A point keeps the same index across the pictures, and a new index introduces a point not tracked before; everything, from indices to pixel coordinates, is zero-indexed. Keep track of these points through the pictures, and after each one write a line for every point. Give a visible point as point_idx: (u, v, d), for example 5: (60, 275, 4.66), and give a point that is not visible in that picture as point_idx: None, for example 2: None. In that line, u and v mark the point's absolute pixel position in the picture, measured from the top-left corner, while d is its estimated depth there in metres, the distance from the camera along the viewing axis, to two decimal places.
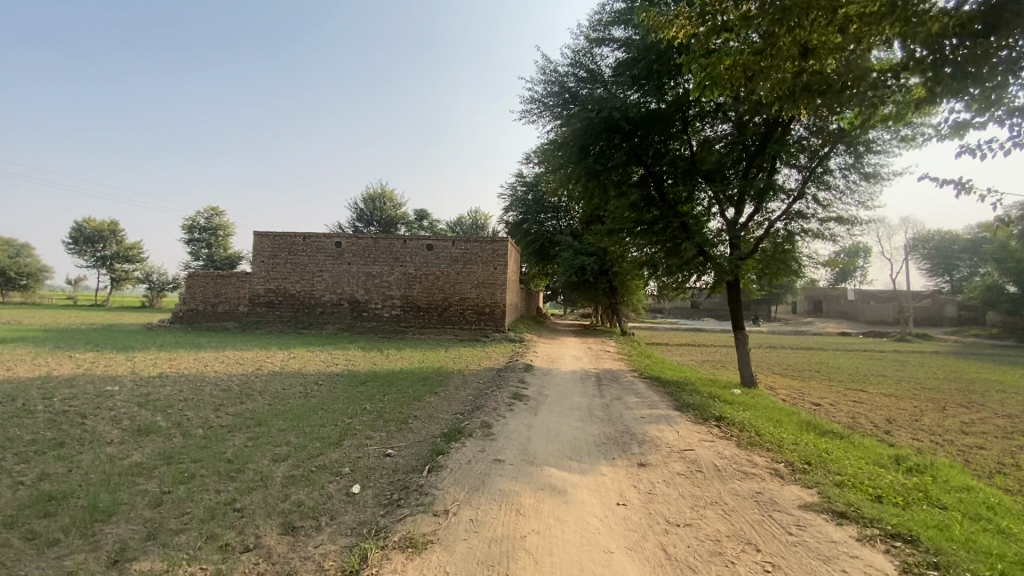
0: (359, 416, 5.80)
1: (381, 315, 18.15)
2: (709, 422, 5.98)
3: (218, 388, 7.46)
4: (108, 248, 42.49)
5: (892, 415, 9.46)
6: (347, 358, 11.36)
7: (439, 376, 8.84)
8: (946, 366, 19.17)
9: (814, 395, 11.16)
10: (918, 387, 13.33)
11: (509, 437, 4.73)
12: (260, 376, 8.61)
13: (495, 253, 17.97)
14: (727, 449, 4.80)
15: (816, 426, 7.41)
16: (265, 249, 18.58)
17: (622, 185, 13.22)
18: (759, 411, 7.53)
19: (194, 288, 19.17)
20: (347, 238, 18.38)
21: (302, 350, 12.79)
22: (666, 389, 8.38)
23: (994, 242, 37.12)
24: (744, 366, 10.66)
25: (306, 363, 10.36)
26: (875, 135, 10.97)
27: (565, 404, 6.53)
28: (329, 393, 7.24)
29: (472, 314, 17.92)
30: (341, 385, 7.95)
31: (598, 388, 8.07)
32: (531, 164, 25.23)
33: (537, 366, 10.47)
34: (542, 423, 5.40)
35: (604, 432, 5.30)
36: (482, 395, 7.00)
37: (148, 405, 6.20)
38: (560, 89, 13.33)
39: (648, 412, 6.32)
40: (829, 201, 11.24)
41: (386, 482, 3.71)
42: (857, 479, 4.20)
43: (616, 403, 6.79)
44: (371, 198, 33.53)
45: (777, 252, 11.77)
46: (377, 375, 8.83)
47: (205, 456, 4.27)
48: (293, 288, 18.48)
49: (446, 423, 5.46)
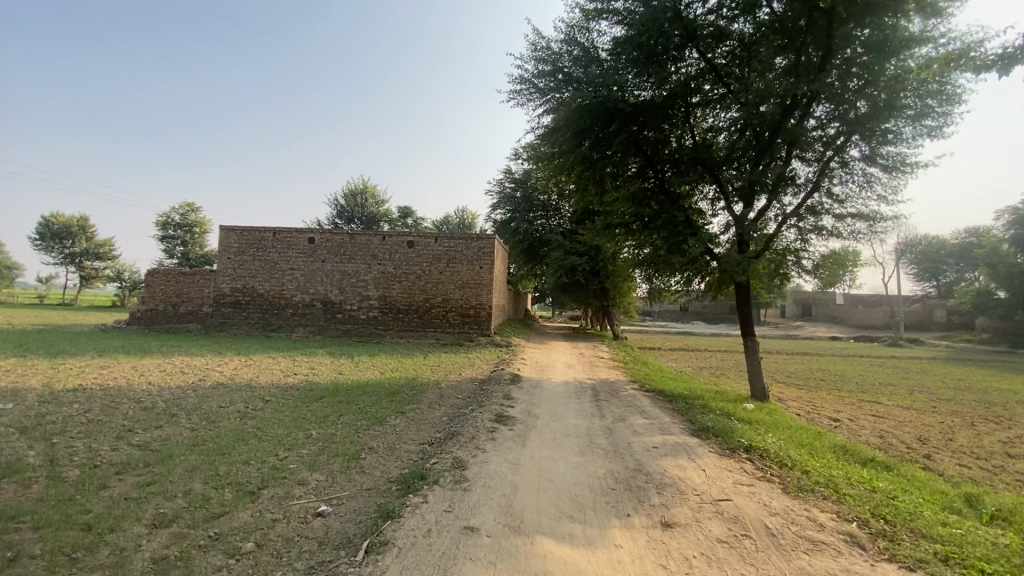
0: (298, 449, 4.54)
1: (358, 317, 16.83)
2: (738, 453, 4.84)
3: (138, 405, 6.15)
4: (77, 244, 40.34)
5: (922, 433, 8.45)
6: (311, 366, 10.05)
7: (411, 389, 7.62)
8: (950, 373, 18.36)
9: (829, 409, 10.13)
10: (933, 398, 12.41)
11: (487, 486, 3.53)
12: (200, 389, 7.30)
13: (480, 252, 16.78)
14: (775, 500, 3.64)
15: (852, 451, 6.30)
16: (232, 244, 17.16)
17: (619, 175, 12.17)
18: (785, 433, 6.40)
19: (154, 286, 17.67)
20: (321, 233, 17.06)
21: (263, 355, 11.47)
22: (674, 405, 7.24)
23: (983, 247, 36.71)
24: (754, 374, 9.61)
25: (263, 372, 9.08)
26: (894, 125, 10.05)
27: (559, 428, 5.35)
28: (273, 413, 5.96)
29: (456, 317, 16.71)
30: (292, 401, 6.67)
31: (596, 404, 6.91)
32: (521, 159, 24.17)
33: (525, 376, 9.27)
34: (532, 459, 4.20)
35: (610, 472, 4.11)
36: (459, 416, 5.80)
37: (32, 430, 4.90)
38: (553, 69, 12.24)
39: (660, 439, 5.16)
40: (844, 196, 10.26)
41: (300, 572, 2.50)
42: (963, 549, 3.10)
43: (620, 427, 5.61)
44: (353, 194, 32.14)
45: (788, 252, 10.75)
46: (339, 388, 7.56)
47: (54, 521, 3.01)
48: (262, 287, 17.09)
49: (407, 461, 4.24)
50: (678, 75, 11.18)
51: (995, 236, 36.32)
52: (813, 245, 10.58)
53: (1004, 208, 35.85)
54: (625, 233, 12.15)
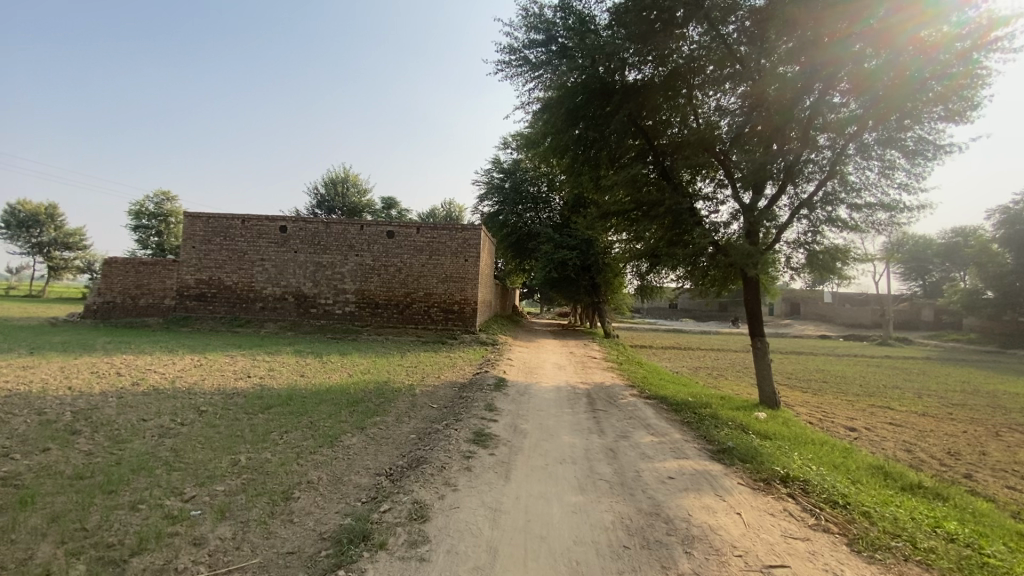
0: (211, 485, 3.48)
1: (333, 312, 15.69)
2: (775, 486, 3.88)
3: (35, 419, 5.01)
4: (45, 233, 38.24)
5: (950, 446, 7.60)
6: (271, 367, 8.93)
7: (379, 395, 6.59)
8: (948, 374, 17.81)
9: (842, 416, 9.30)
10: (946, 403, 11.63)
11: (453, 553, 2.52)
12: (126, 396, 6.17)
13: (465, 243, 15.70)
14: (847, 567, 2.69)
15: (891, 472, 5.40)
16: (197, 232, 15.90)
17: (616, 159, 11.21)
18: (813, 453, 5.49)
19: (111, 277, 16.30)
20: (294, 221, 15.86)
21: (220, 354, 10.34)
22: (681, 417, 6.27)
23: (973, 246, 36.37)
24: (764, 380, 8.71)
25: (213, 374, 7.93)
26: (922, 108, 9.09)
27: (552, 451, 4.36)
28: (201, 430, 4.87)
29: (439, 312, 15.64)
30: (231, 412, 5.57)
31: (593, 416, 5.93)
32: (510, 148, 23.16)
33: (512, 381, 8.23)
34: (517, 503, 3.19)
35: (621, 519, 3.12)
36: (429, 435, 4.75)
37: None
38: (545, 39, 10.84)
39: (675, 465, 4.21)
40: (859, 185, 9.47)
41: None
42: None
43: (626, 448, 4.62)
44: (333, 182, 30.81)
45: (799, 246, 9.87)
46: (294, 395, 6.48)
47: None
48: (229, 279, 15.85)
49: (351, 505, 3.21)
50: (679, 54, 10.19)
51: (985, 235, 35.93)
52: (826, 236, 9.71)
53: (994, 207, 35.71)
54: (623, 221, 11.19)
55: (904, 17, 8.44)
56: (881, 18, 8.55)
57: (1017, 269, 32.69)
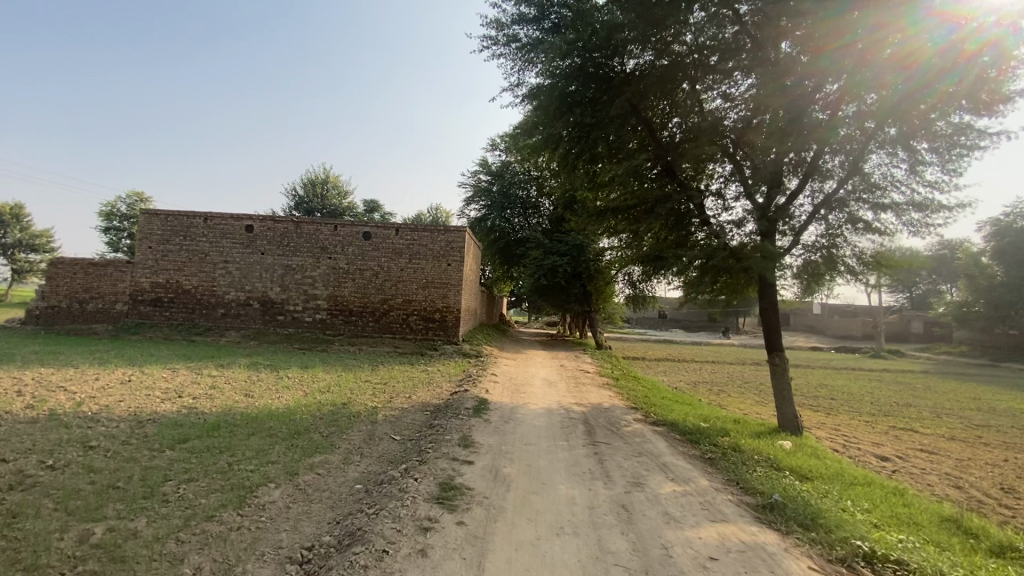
0: None
1: (302, 320, 14.39)
2: (859, 572, 2.76)
3: None
4: (9, 234, 36.09)
5: (1002, 481, 6.55)
6: (214, 384, 7.62)
7: (333, 423, 5.37)
8: (956, 391, 16.94)
9: (868, 442, 8.27)
10: (969, 424, 10.64)
11: None
12: (2, 424, 4.85)
13: (448, 247, 14.57)
14: None
15: (970, 525, 4.28)
16: (155, 231, 14.53)
17: (614, 153, 10.14)
18: (872, 504, 4.35)
19: (56, 279, 14.71)
20: (261, 221, 14.55)
21: (160, 367, 8.98)
22: (701, 454, 5.12)
23: (964, 259, 36.00)
24: (784, 401, 7.65)
25: (136, 394, 6.60)
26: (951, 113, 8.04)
27: (544, 514, 3.18)
28: (71, 478, 3.58)
29: (418, 321, 14.43)
30: (129, 450, 4.27)
31: (595, 452, 4.76)
32: (499, 150, 22.15)
33: (494, 402, 7.06)
34: None
35: None
36: (380, 487, 3.55)
37: None
38: (538, 15, 9.79)
39: (715, 536, 3.05)
40: (882, 184, 8.48)
41: None
42: None
43: (645, 506, 3.45)
44: (313, 184, 29.53)
45: (820, 251, 8.84)
46: (223, 423, 5.20)
47: None
48: (189, 282, 14.47)
49: None
50: (681, 42, 9.19)
51: (975, 247, 35.53)
52: (847, 241, 8.71)
53: (987, 219, 35.45)
54: (619, 221, 10.10)
55: (886, 34, 7.53)
56: (859, 38, 7.64)
57: (1007, 281, 32.18)
